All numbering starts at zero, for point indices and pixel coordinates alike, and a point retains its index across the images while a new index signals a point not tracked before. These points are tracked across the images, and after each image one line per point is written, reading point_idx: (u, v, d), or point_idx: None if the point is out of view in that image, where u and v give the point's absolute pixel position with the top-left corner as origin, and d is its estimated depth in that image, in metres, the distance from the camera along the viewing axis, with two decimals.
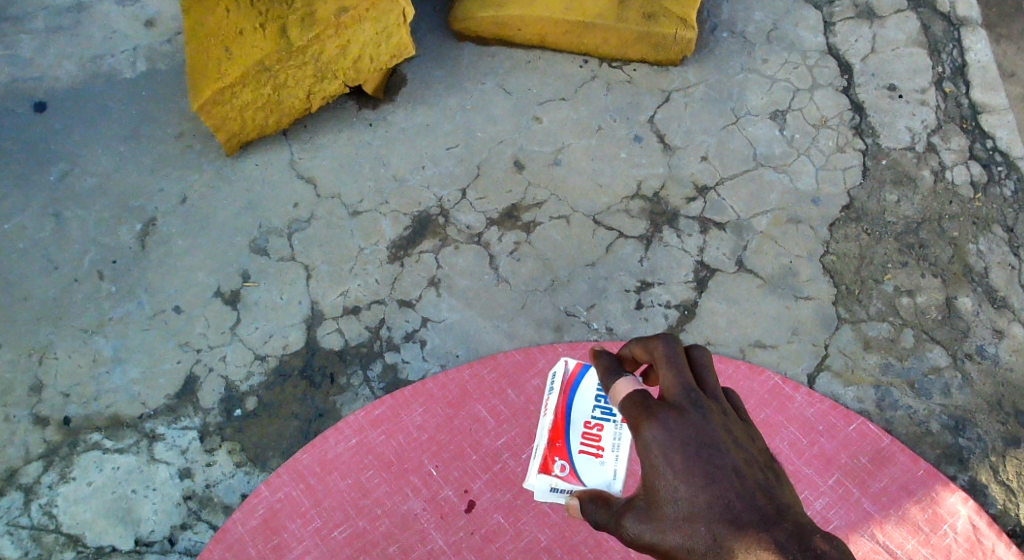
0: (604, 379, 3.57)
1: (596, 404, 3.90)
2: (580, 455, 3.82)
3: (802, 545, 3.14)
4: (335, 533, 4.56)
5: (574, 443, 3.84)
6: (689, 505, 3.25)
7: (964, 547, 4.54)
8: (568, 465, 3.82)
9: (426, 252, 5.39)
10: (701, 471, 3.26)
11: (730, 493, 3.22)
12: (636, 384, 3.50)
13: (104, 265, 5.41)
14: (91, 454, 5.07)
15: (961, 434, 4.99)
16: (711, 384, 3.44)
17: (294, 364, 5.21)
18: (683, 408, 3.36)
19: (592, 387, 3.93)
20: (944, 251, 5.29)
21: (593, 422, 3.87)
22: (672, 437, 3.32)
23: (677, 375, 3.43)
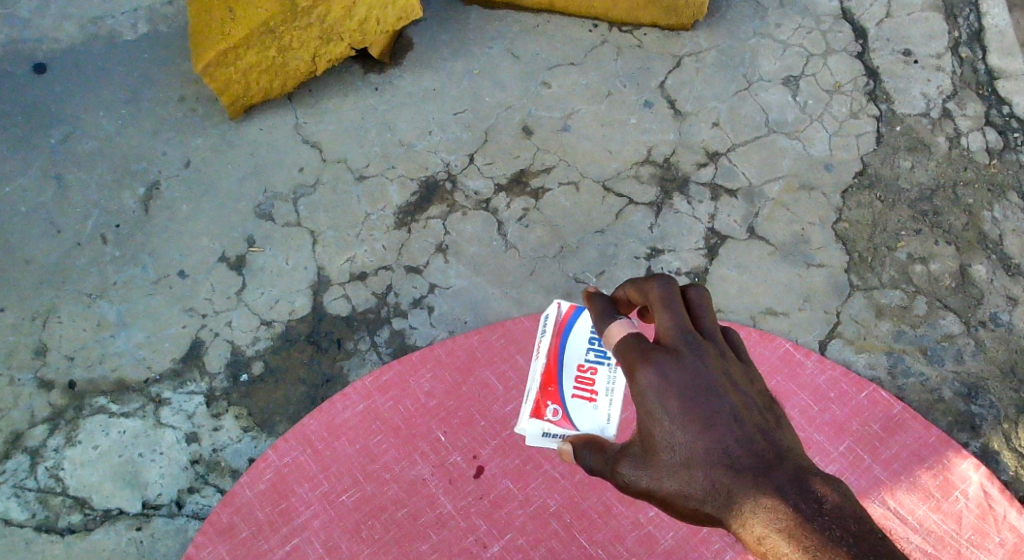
0: (599, 323, 3.54)
1: (589, 347, 3.88)
2: (572, 399, 3.83)
3: (801, 487, 3.12)
4: (343, 498, 4.55)
5: (567, 387, 3.84)
6: (686, 452, 3.23)
7: (976, 513, 4.50)
8: (560, 410, 3.82)
9: (433, 218, 5.34)
10: (697, 416, 3.23)
11: (728, 438, 3.19)
12: (631, 327, 3.47)
13: (108, 230, 5.37)
14: (96, 418, 5.07)
15: (974, 401, 4.95)
16: (708, 325, 3.39)
17: (301, 330, 5.18)
18: (679, 352, 3.32)
19: (586, 328, 3.91)
20: (959, 218, 5.22)
21: (586, 365, 3.87)
22: (667, 382, 3.28)
23: (673, 317, 3.39)
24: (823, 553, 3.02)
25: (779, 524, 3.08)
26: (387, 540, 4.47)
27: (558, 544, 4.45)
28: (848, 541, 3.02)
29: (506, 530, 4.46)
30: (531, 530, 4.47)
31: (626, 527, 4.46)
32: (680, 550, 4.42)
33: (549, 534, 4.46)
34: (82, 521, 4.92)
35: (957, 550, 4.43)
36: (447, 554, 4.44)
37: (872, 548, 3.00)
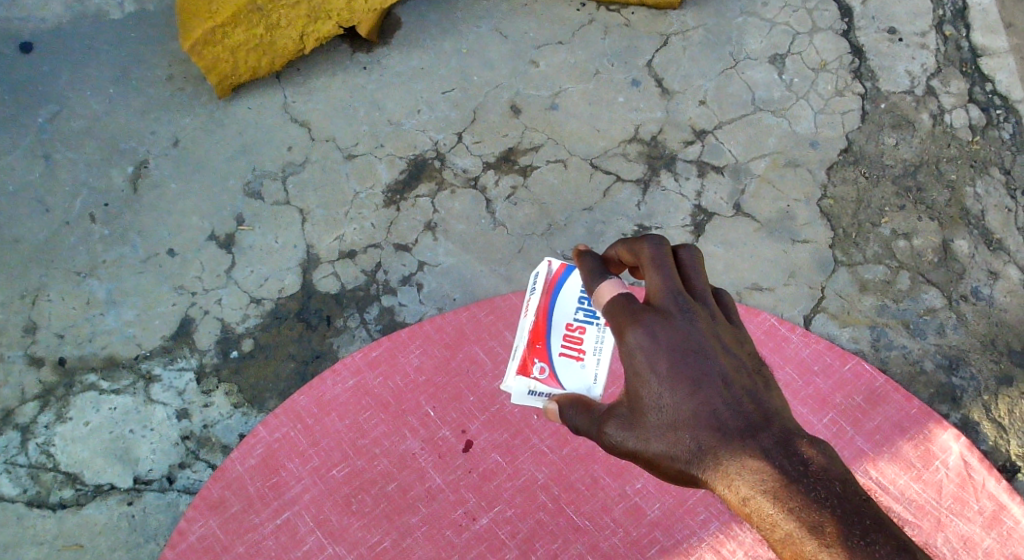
0: (588, 282, 3.59)
1: (579, 306, 3.87)
2: (560, 357, 3.83)
3: (788, 451, 3.18)
4: (333, 472, 4.60)
5: (555, 346, 3.84)
6: (674, 413, 3.31)
7: (955, 482, 4.59)
8: (547, 367, 3.83)
9: (422, 196, 5.37)
10: (686, 378, 3.31)
11: (716, 402, 3.27)
12: (620, 288, 3.52)
13: (96, 208, 5.38)
14: (87, 395, 5.10)
15: (955, 373, 5.04)
16: (698, 287, 3.46)
17: (291, 308, 5.22)
18: (669, 313, 3.39)
19: (576, 288, 3.89)
20: (941, 194, 5.28)
21: (575, 324, 3.86)
22: (657, 343, 3.35)
23: (664, 278, 3.45)
24: (808, 513, 3.10)
25: (765, 486, 3.15)
26: (377, 514, 4.53)
27: (546, 517, 4.52)
28: (832, 502, 3.10)
29: (495, 503, 4.53)
30: (519, 503, 4.54)
31: (613, 500, 4.54)
32: (666, 521, 4.49)
33: (537, 506, 4.53)
34: (73, 496, 4.97)
35: (937, 518, 4.52)
36: (436, 527, 4.51)
37: (855, 509, 3.08)
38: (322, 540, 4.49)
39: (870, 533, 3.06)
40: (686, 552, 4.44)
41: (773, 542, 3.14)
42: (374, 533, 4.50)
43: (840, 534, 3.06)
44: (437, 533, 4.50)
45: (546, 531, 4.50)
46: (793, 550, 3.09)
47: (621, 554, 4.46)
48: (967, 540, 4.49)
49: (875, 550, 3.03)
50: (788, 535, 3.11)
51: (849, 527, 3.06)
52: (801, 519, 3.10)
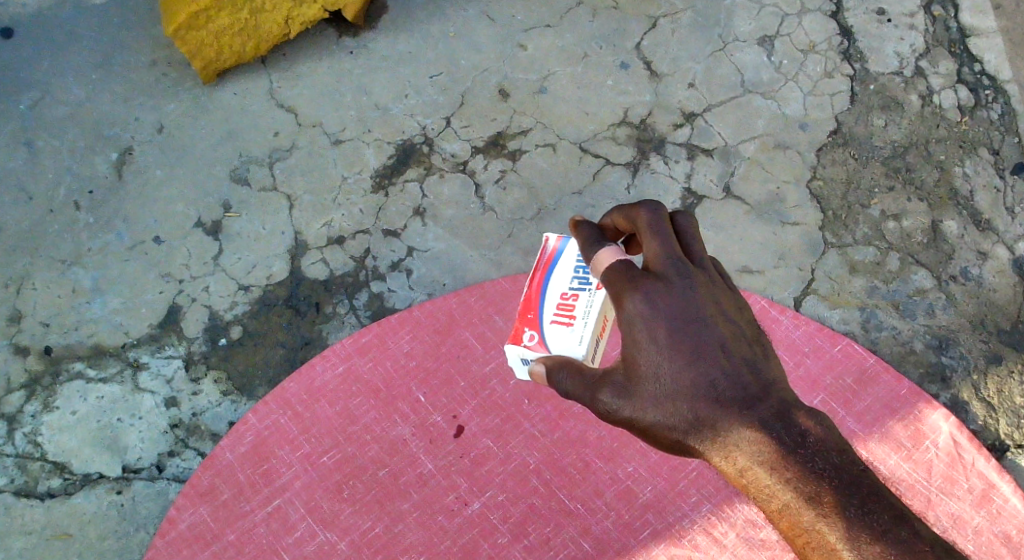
0: (585, 249, 3.55)
1: (574, 275, 3.80)
2: (551, 324, 3.74)
3: (785, 422, 3.17)
4: (324, 459, 4.59)
5: (546, 314, 3.76)
6: (672, 383, 3.30)
7: (945, 461, 4.60)
8: (537, 335, 3.75)
9: (410, 181, 5.34)
10: (684, 347, 3.31)
11: (715, 371, 3.26)
12: (618, 254, 3.49)
13: (80, 195, 5.33)
14: (74, 384, 5.07)
15: (945, 352, 5.04)
16: (696, 252, 3.46)
17: (279, 295, 5.19)
18: (669, 280, 3.38)
19: (572, 259, 3.83)
20: (931, 174, 5.28)
21: (569, 293, 3.78)
22: (656, 311, 3.34)
23: (662, 244, 3.43)
24: (806, 484, 3.11)
25: (762, 457, 3.15)
26: (369, 500, 4.52)
27: (538, 501, 4.51)
28: (830, 472, 3.10)
29: (487, 488, 4.52)
30: (511, 488, 4.53)
31: (605, 483, 4.53)
32: (657, 503, 4.49)
33: (529, 491, 4.52)
34: (61, 485, 4.94)
35: (927, 497, 4.53)
36: (428, 512, 4.49)
37: (853, 479, 3.09)
38: (313, 526, 4.48)
39: (868, 503, 3.06)
40: (678, 534, 4.43)
41: (771, 512, 3.15)
42: (366, 519, 4.49)
43: (838, 505, 3.07)
44: (429, 518, 4.48)
45: (538, 515, 4.49)
46: (791, 520, 3.11)
47: (613, 537, 4.46)
48: (957, 518, 4.50)
49: (872, 520, 3.04)
50: (786, 505, 3.12)
51: (848, 497, 3.07)
52: (799, 490, 3.10)
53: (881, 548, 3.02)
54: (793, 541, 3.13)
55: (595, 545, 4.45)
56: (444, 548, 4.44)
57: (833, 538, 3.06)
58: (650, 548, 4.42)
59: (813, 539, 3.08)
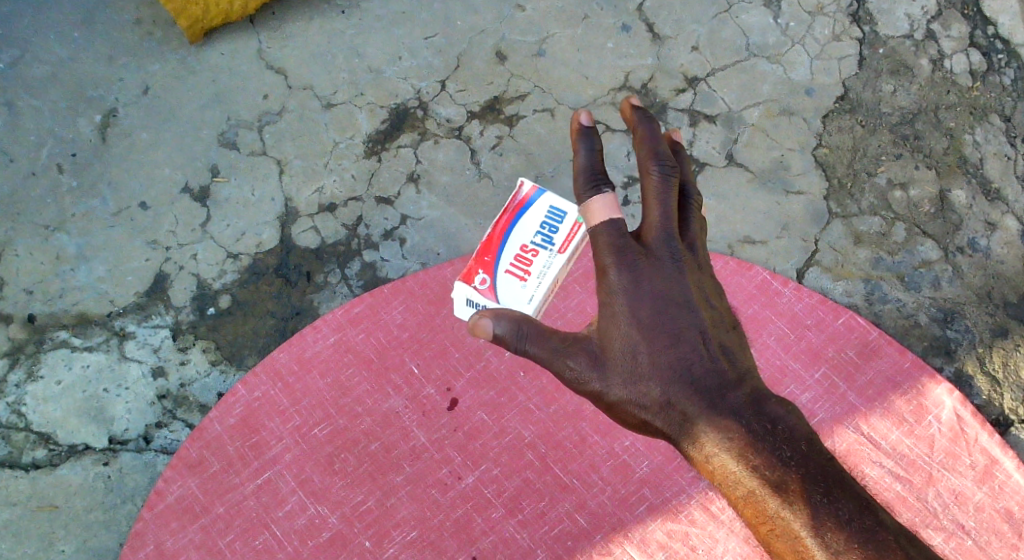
0: (580, 189, 3.57)
1: (538, 232, 3.83)
2: (505, 273, 3.79)
3: (756, 411, 3.41)
4: (315, 431, 4.48)
5: (503, 262, 3.80)
6: (649, 363, 3.50)
7: (948, 437, 4.52)
8: (489, 280, 3.79)
9: (404, 146, 5.20)
10: (666, 331, 3.51)
11: (692, 358, 3.48)
12: (614, 209, 3.54)
13: (63, 158, 5.18)
14: (58, 353, 4.95)
15: (950, 326, 4.94)
16: (686, 230, 3.62)
17: (269, 263, 5.06)
18: (660, 258, 3.54)
19: (541, 213, 3.84)
20: (940, 142, 5.15)
21: (530, 247, 3.82)
22: (641, 289, 3.52)
23: (663, 217, 3.56)
24: (772, 473, 3.34)
25: (731, 444, 3.39)
26: (360, 473, 4.41)
27: (533, 475, 4.41)
28: (795, 461, 3.34)
29: (481, 462, 4.42)
30: (505, 462, 4.42)
31: (601, 457, 4.43)
32: (654, 478, 4.40)
33: (524, 465, 4.42)
34: (47, 456, 4.84)
35: (929, 473, 4.46)
36: (421, 486, 4.39)
37: (818, 470, 3.33)
38: (304, 500, 4.38)
39: (831, 493, 3.31)
40: (676, 510, 4.35)
41: (735, 499, 3.39)
42: (357, 492, 4.39)
43: (803, 492, 3.31)
44: (423, 492, 4.39)
45: (533, 489, 4.39)
46: (755, 507, 3.36)
47: (609, 512, 4.36)
48: (959, 494, 4.43)
49: (834, 508, 3.29)
50: (750, 492, 3.37)
51: (813, 487, 3.31)
52: (766, 479, 3.34)
53: (842, 536, 3.27)
54: (755, 526, 3.37)
55: (591, 520, 4.35)
56: (437, 522, 4.35)
57: (796, 525, 3.30)
58: (646, 523, 4.34)
59: (777, 526, 3.32)
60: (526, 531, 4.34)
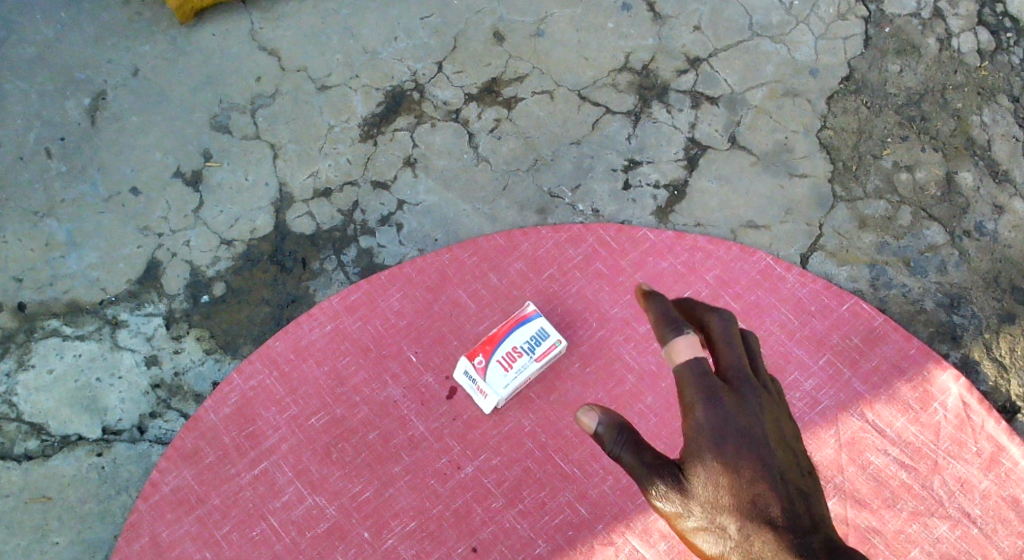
0: (657, 327, 3.26)
1: (525, 339, 4.46)
2: (494, 367, 4.44)
3: (810, 537, 3.01)
4: (313, 421, 4.53)
5: (496, 355, 4.45)
6: (691, 457, 3.16)
7: (954, 424, 4.48)
8: (484, 362, 4.45)
9: (400, 129, 5.11)
10: (723, 436, 3.14)
11: (745, 463, 3.11)
12: (695, 349, 3.21)
13: (52, 142, 5.10)
14: (49, 341, 4.88)
15: (956, 311, 4.85)
16: (765, 372, 3.27)
17: (263, 250, 4.98)
18: (737, 387, 3.19)
19: (526, 332, 4.47)
20: (947, 123, 5.06)
21: (513, 363, 4.44)
22: (706, 393, 3.17)
23: (733, 352, 3.23)
24: None
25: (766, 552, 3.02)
26: (359, 463, 4.48)
27: (532, 464, 4.47)
28: None
29: (480, 451, 4.48)
30: (504, 450, 4.48)
31: (602, 446, 4.48)
32: None
33: (523, 454, 4.48)
34: (39, 447, 4.77)
35: (934, 461, 4.43)
36: (420, 475, 4.46)
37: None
38: (301, 490, 4.45)
39: None
40: None
41: None
42: (356, 483, 4.45)
43: None
44: (422, 481, 4.45)
45: (532, 479, 4.45)
46: None
47: (609, 502, 4.43)
48: (965, 482, 4.41)
49: None
50: None
51: None
52: None
53: None
54: None
55: (592, 510, 4.42)
56: (436, 512, 4.42)
57: None
58: (647, 512, 4.40)
59: None
60: (524, 521, 4.41)
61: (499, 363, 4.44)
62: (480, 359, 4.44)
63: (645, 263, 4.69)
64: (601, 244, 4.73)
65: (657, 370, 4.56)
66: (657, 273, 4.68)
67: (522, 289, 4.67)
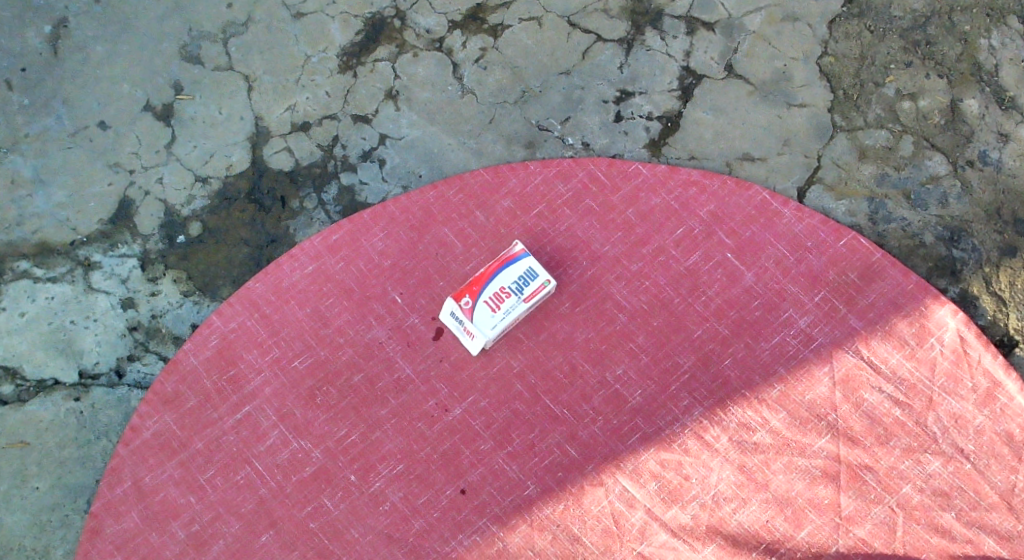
0: None
1: (514, 281, 4.30)
2: (482, 307, 4.28)
3: None
4: (295, 364, 4.38)
5: (485, 295, 4.29)
6: None
7: (950, 359, 4.36)
8: (471, 303, 4.28)
9: (382, 60, 4.90)
10: None
11: None
12: None
13: (12, 74, 4.87)
14: (20, 283, 4.71)
15: (956, 244, 4.71)
16: None
17: (240, 187, 4.79)
18: None
19: (517, 273, 4.31)
20: (953, 47, 4.86)
21: (502, 305, 4.29)
22: None
23: None
24: None
25: None
26: (344, 406, 4.34)
27: (522, 406, 4.34)
28: None
29: (469, 393, 4.35)
30: (494, 393, 4.35)
31: (593, 387, 4.35)
32: (647, 407, 4.33)
33: (513, 396, 4.35)
34: (14, 392, 4.63)
35: (929, 397, 4.32)
36: (407, 419, 4.33)
37: None
38: (286, 434, 4.32)
39: None
40: (670, 439, 4.30)
41: None
42: (342, 426, 4.33)
43: None
44: (409, 425, 4.32)
45: (523, 421, 4.33)
46: None
47: (601, 443, 4.31)
48: (959, 418, 4.30)
49: None
50: None
51: None
52: None
53: None
54: None
55: (583, 451, 4.30)
56: (424, 455, 4.30)
57: None
58: (639, 453, 4.29)
59: None
60: (515, 463, 4.29)
61: (487, 304, 4.28)
62: (467, 300, 4.28)
63: (637, 198, 4.52)
64: (592, 179, 4.54)
65: (648, 308, 4.41)
66: (648, 208, 4.51)
67: (510, 227, 4.50)
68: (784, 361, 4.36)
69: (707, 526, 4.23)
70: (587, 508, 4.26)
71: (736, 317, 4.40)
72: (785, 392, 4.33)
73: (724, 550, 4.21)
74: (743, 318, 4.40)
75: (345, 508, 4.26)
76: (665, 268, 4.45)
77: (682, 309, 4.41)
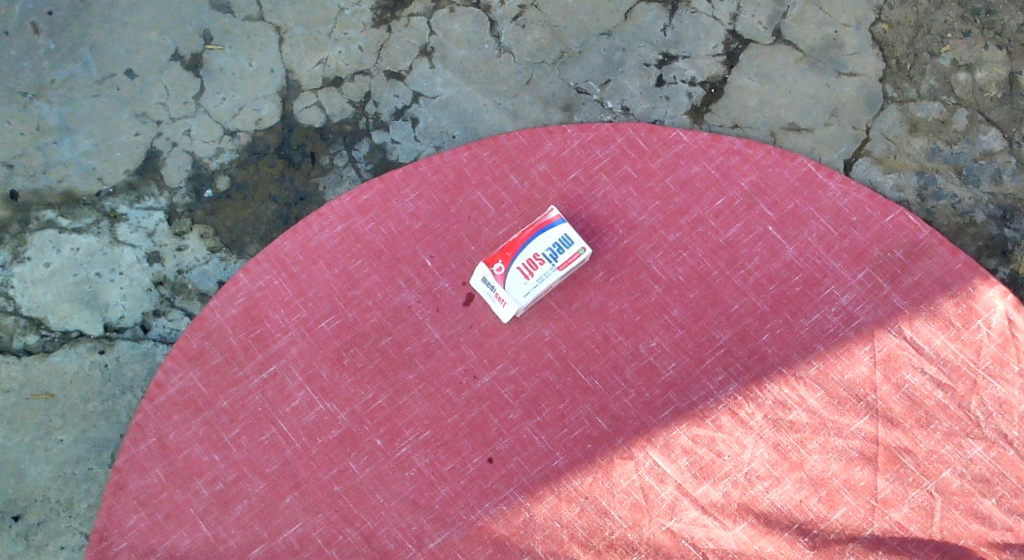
0: None
1: (549, 247, 4.18)
2: (515, 274, 4.16)
3: None
4: (322, 325, 4.29)
5: (518, 261, 4.17)
6: None
7: (997, 342, 4.19)
8: (504, 269, 4.17)
9: (417, 15, 4.76)
10: None
11: None
12: None
13: (38, 17, 4.78)
14: (45, 234, 4.65)
15: (1009, 224, 4.53)
16: None
17: (269, 142, 4.70)
18: None
19: (552, 240, 4.18)
20: (1014, 17, 4.65)
21: (535, 272, 4.16)
22: None
23: None
24: None
25: None
26: (371, 369, 4.25)
27: (552, 375, 4.22)
28: None
29: (498, 360, 4.24)
30: (524, 361, 4.24)
31: (625, 358, 4.23)
32: (680, 381, 4.20)
33: (543, 365, 4.23)
34: (39, 342, 4.58)
35: (973, 381, 4.16)
36: (435, 384, 4.23)
37: None
38: (312, 396, 4.24)
39: None
40: (703, 415, 4.17)
41: None
42: (368, 389, 4.24)
43: None
44: (436, 390, 4.23)
45: (552, 391, 4.22)
46: None
47: (631, 416, 4.19)
48: (1003, 403, 4.14)
49: None
50: None
51: None
52: None
53: None
54: None
55: (613, 424, 4.18)
56: (451, 422, 4.21)
57: None
58: (671, 427, 4.17)
59: None
60: (544, 433, 4.19)
61: (520, 271, 4.16)
62: (499, 266, 4.17)
63: (677, 166, 4.36)
64: (631, 145, 4.39)
65: (684, 280, 4.27)
66: (687, 177, 4.35)
67: (545, 193, 4.37)
68: (824, 339, 4.21)
69: (739, 504, 4.10)
70: (616, 481, 4.15)
71: (776, 292, 4.25)
72: (823, 371, 4.18)
73: (756, 529, 4.09)
74: (783, 293, 4.25)
75: (370, 472, 4.18)
76: (704, 239, 4.30)
77: (719, 282, 4.27)
